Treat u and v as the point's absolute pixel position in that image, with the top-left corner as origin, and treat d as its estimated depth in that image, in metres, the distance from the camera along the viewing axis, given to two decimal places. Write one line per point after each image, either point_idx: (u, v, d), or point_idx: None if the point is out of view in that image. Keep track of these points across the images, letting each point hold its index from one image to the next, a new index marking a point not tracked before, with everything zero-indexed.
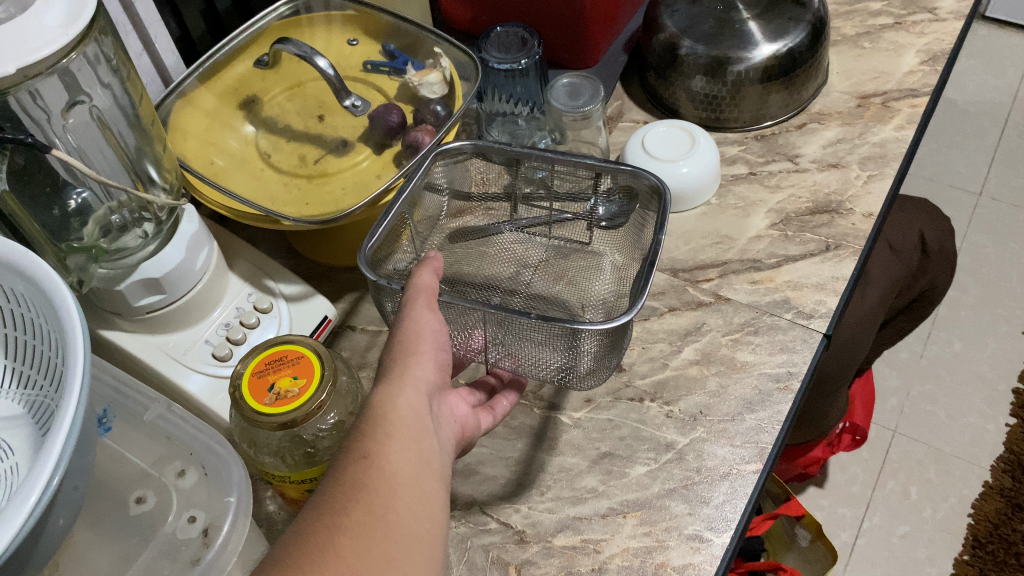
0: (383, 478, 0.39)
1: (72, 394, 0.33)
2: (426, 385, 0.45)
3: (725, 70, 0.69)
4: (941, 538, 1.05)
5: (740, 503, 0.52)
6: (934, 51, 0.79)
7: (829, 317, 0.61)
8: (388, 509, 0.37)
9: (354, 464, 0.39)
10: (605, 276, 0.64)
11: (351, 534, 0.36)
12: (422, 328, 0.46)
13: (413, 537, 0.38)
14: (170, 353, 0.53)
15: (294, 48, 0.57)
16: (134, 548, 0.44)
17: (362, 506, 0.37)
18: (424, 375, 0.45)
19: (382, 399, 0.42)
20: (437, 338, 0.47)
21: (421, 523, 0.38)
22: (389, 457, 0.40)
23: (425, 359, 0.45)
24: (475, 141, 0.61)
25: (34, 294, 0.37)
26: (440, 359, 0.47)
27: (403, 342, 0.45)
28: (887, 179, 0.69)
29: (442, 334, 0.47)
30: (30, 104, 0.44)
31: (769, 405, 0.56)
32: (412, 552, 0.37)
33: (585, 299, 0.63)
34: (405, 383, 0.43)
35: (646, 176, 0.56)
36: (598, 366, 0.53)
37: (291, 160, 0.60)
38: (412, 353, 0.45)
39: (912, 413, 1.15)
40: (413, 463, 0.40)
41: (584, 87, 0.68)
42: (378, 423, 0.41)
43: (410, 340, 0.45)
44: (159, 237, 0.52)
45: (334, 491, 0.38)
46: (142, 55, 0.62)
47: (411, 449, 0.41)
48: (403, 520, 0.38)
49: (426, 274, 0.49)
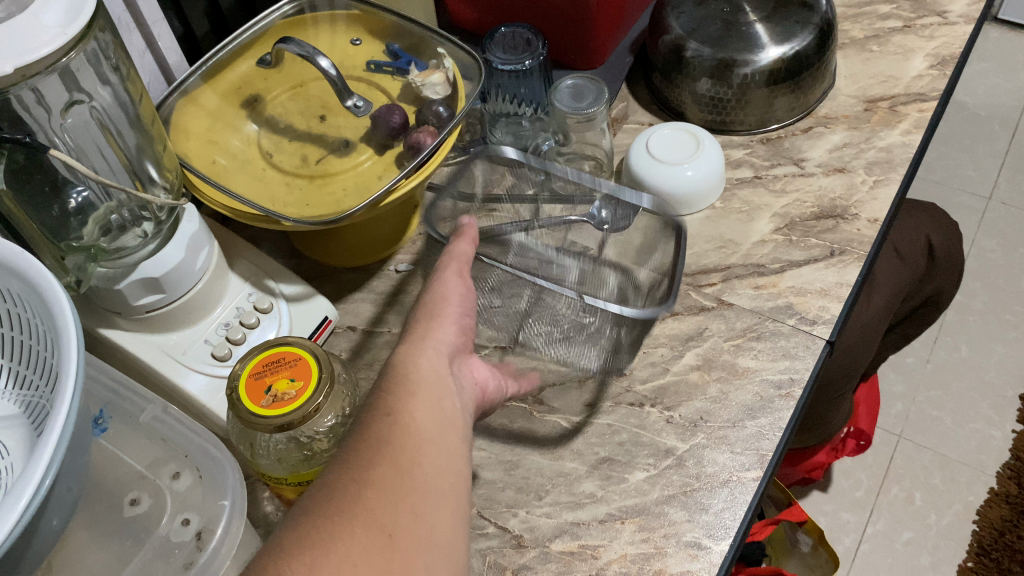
0: (408, 434, 0.38)
1: (65, 395, 0.33)
2: (448, 348, 0.46)
3: (731, 72, 0.69)
4: (945, 545, 1.04)
5: (740, 511, 0.52)
6: (942, 55, 0.78)
7: (832, 323, 0.60)
8: (414, 463, 0.37)
9: (380, 421, 0.39)
10: (619, 267, 0.61)
11: (377, 487, 0.36)
12: (444, 293, 0.48)
13: (439, 491, 0.37)
14: (169, 352, 0.53)
15: (296, 48, 0.57)
16: (129, 551, 0.44)
17: (388, 460, 0.37)
18: (446, 338, 0.46)
19: (405, 360, 0.43)
20: (462, 303, 0.49)
21: (446, 477, 0.38)
22: (412, 413, 0.39)
23: (448, 323, 0.46)
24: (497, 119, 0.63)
25: (29, 294, 0.37)
26: (463, 324, 0.48)
27: (430, 304, 0.47)
28: (893, 185, 0.69)
29: (466, 299, 0.49)
30: (29, 100, 0.44)
31: (770, 412, 0.56)
32: (438, 505, 0.37)
33: (603, 284, 0.60)
34: (428, 344, 0.44)
35: None
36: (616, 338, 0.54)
37: (294, 160, 0.60)
38: (434, 317, 0.46)
39: (917, 418, 1.14)
40: (437, 420, 0.40)
41: (588, 89, 0.67)
42: (402, 381, 0.41)
43: (433, 305, 0.47)
44: (159, 236, 0.52)
45: (359, 447, 0.37)
46: (145, 54, 0.62)
47: (435, 406, 0.41)
48: (430, 476, 0.37)
49: (459, 245, 0.51)
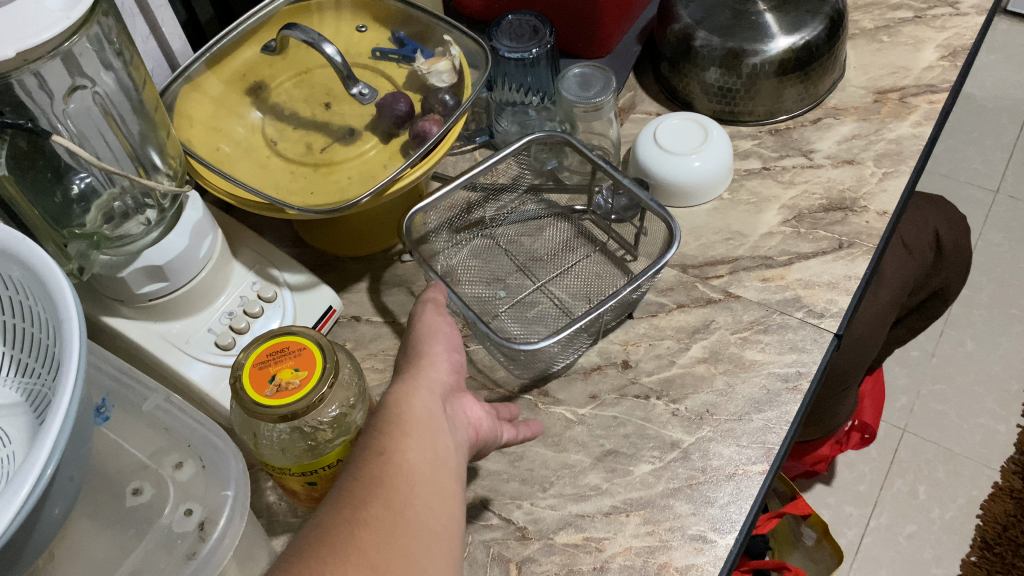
0: (401, 474, 0.38)
1: (67, 385, 0.32)
2: (441, 386, 0.45)
3: (740, 62, 0.68)
4: (949, 539, 1.04)
5: (745, 505, 0.51)
6: (954, 46, 0.77)
7: (840, 317, 0.60)
8: (407, 505, 0.37)
9: (372, 461, 0.38)
10: (610, 268, 0.65)
11: (370, 528, 0.35)
12: (433, 330, 0.48)
13: (431, 534, 0.37)
14: (173, 340, 0.53)
15: (302, 34, 0.56)
16: (131, 541, 0.44)
17: (380, 502, 0.36)
18: (438, 377, 0.45)
19: (397, 397, 0.42)
20: (449, 339, 0.48)
21: (438, 519, 0.38)
22: (405, 454, 0.39)
23: (439, 362, 0.46)
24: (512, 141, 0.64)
25: (31, 281, 0.36)
26: (454, 361, 0.47)
27: (418, 343, 0.47)
28: (903, 177, 0.68)
29: (454, 337, 0.49)
30: (30, 84, 0.43)
31: (777, 406, 0.55)
32: (430, 548, 0.36)
33: (597, 286, 0.64)
34: (420, 383, 0.43)
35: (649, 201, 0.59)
36: (584, 335, 0.57)
37: (298, 148, 0.60)
38: (424, 356, 0.46)
39: (922, 412, 1.14)
40: (430, 461, 0.39)
41: (595, 78, 0.66)
42: (394, 421, 0.40)
43: (423, 343, 0.47)
44: (162, 224, 0.51)
45: (352, 487, 0.37)
46: (149, 39, 0.61)
47: (428, 446, 0.40)
48: (423, 516, 0.37)
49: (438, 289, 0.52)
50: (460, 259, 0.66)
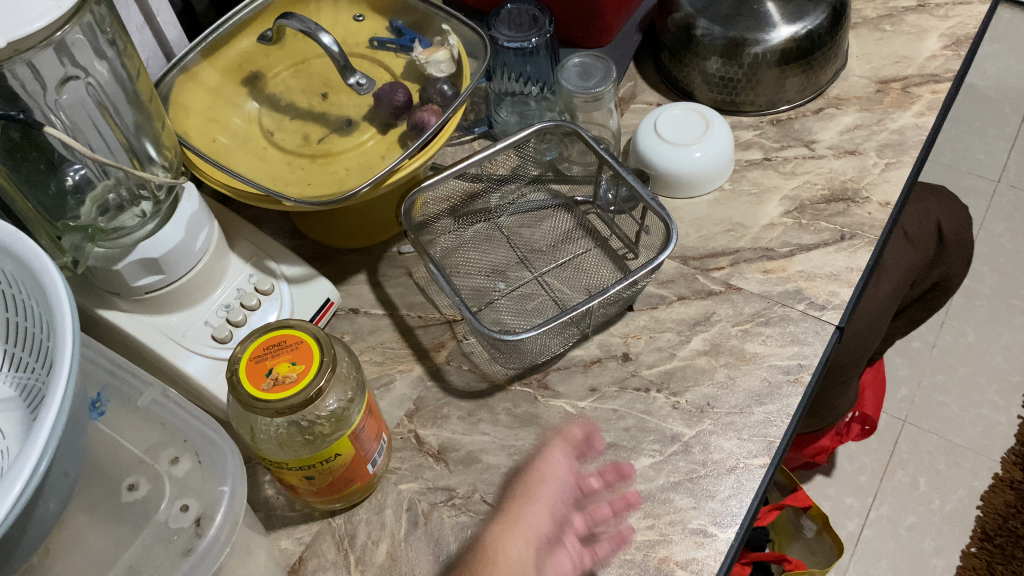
0: None
1: (60, 380, 0.32)
2: (540, 534, 0.46)
3: (742, 51, 0.67)
4: (949, 530, 1.04)
5: (746, 498, 0.51)
6: (957, 35, 0.76)
7: (842, 309, 0.59)
8: None
9: None
10: (609, 261, 0.64)
11: None
12: (546, 469, 0.48)
13: None
14: (168, 333, 0.53)
15: (298, 24, 0.55)
16: (127, 537, 0.43)
17: None
18: (536, 524, 0.46)
19: (495, 543, 0.46)
20: (563, 493, 0.48)
21: None
22: None
23: (539, 506, 0.47)
24: (512, 134, 0.64)
25: (23, 275, 0.36)
26: (560, 513, 0.47)
27: (526, 481, 0.48)
28: (905, 168, 0.67)
29: (569, 483, 0.48)
30: (22, 73, 0.43)
31: (778, 398, 0.55)
32: None
33: (597, 277, 0.64)
34: (518, 533, 0.46)
35: (643, 195, 0.58)
36: (571, 330, 0.57)
37: (296, 139, 0.59)
38: (530, 498, 0.47)
39: (922, 403, 1.14)
40: None
41: (596, 68, 0.66)
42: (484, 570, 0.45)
43: (534, 483, 0.48)
44: (157, 217, 0.50)
45: None
46: (144, 29, 0.60)
47: None
48: None
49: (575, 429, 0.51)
50: (459, 249, 0.66)
